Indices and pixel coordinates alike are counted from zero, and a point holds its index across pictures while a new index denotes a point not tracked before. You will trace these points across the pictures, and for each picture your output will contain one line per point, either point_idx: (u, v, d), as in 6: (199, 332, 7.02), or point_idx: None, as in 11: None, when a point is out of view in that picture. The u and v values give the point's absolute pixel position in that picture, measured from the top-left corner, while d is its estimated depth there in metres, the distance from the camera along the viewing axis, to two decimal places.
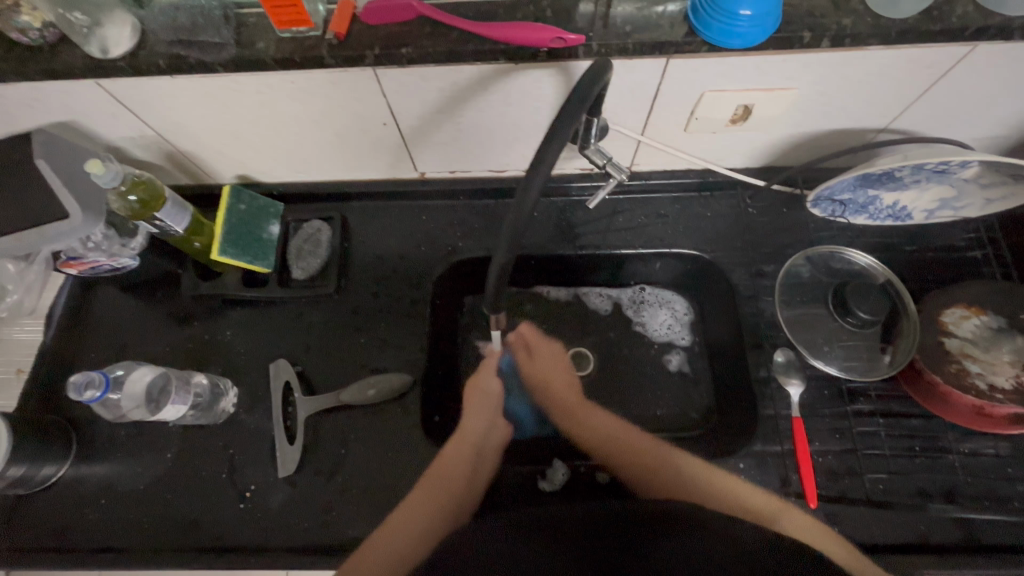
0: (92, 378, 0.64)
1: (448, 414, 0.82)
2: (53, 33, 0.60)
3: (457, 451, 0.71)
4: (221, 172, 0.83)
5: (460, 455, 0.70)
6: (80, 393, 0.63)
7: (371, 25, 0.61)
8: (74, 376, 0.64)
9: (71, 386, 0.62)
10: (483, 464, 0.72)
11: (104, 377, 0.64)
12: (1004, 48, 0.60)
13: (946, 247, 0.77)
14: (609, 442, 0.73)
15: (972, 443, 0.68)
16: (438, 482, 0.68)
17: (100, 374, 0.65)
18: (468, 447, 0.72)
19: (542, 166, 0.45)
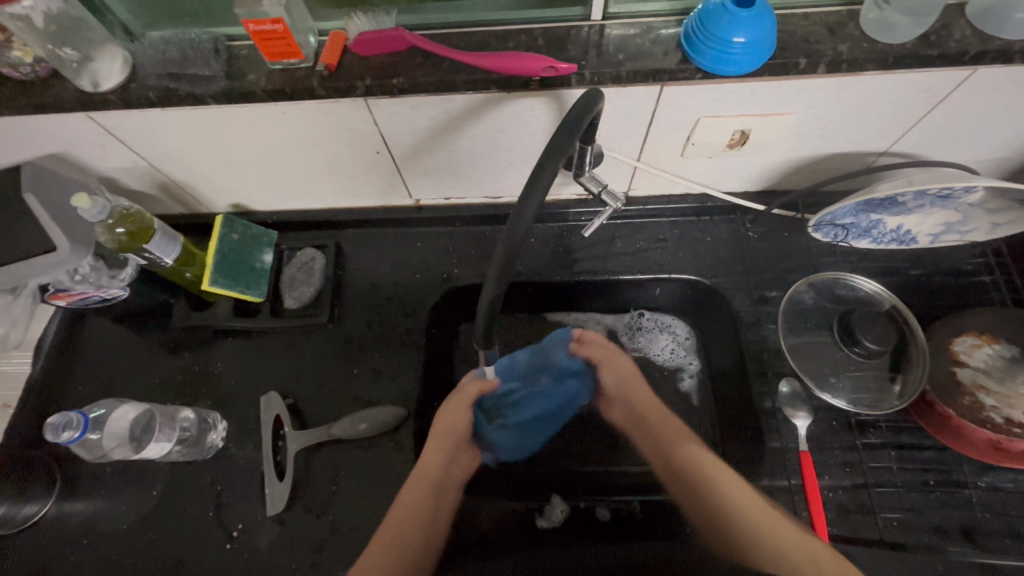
0: (70, 418, 0.62)
1: None
2: (44, 68, 0.60)
3: (414, 487, 0.67)
4: (214, 201, 0.83)
5: (419, 493, 0.67)
6: (58, 433, 0.61)
7: (363, 56, 0.61)
8: (51, 416, 0.62)
9: (48, 428, 0.60)
10: (441, 501, 0.69)
11: (83, 417, 0.62)
12: (1005, 71, 0.59)
13: (953, 272, 0.75)
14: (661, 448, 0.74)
15: (991, 477, 0.65)
16: (403, 522, 0.65)
17: (79, 413, 0.63)
18: (429, 484, 0.68)
19: (533, 194, 0.44)
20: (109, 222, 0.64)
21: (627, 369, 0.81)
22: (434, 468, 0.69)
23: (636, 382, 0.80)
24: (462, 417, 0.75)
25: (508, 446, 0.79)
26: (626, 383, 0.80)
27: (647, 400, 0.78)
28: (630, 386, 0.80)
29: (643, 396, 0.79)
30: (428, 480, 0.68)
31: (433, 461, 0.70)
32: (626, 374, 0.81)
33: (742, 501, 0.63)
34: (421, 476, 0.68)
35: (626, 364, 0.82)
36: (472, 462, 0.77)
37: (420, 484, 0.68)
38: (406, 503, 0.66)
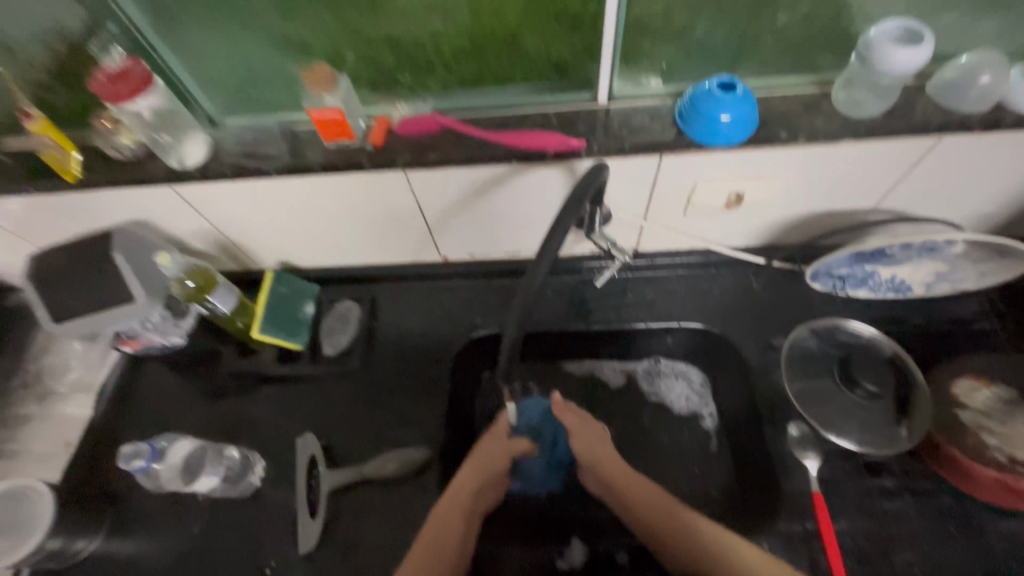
0: (138, 448, 0.71)
1: None
2: (142, 149, 0.73)
3: (444, 516, 0.67)
4: (265, 259, 0.93)
5: (449, 522, 0.67)
6: (128, 462, 0.70)
7: (405, 136, 0.72)
8: (124, 446, 0.71)
9: (121, 456, 0.70)
10: (471, 527, 0.69)
11: (149, 448, 0.72)
12: (969, 139, 0.66)
13: (954, 319, 0.78)
14: (641, 509, 0.69)
15: (1012, 523, 0.65)
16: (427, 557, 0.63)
17: (147, 444, 0.72)
18: (460, 513, 0.68)
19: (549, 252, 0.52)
20: (183, 276, 0.74)
21: (597, 439, 0.76)
22: (464, 496, 0.70)
23: (606, 450, 0.75)
24: (495, 454, 0.75)
25: (534, 471, 0.81)
26: (594, 454, 0.75)
27: (612, 471, 0.73)
28: (600, 456, 0.75)
29: (614, 465, 0.74)
30: (455, 506, 0.69)
31: (463, 490, 0.70)
32: (600, 444, 0.76)
33: (729, 540, 0.63)
34: (451, 504, 0.69)
35: (598, 434, 0.77)
36: (493, 497, 0.76)
37: (453, 507, 0.68)
38: (428, 539, 0.65)
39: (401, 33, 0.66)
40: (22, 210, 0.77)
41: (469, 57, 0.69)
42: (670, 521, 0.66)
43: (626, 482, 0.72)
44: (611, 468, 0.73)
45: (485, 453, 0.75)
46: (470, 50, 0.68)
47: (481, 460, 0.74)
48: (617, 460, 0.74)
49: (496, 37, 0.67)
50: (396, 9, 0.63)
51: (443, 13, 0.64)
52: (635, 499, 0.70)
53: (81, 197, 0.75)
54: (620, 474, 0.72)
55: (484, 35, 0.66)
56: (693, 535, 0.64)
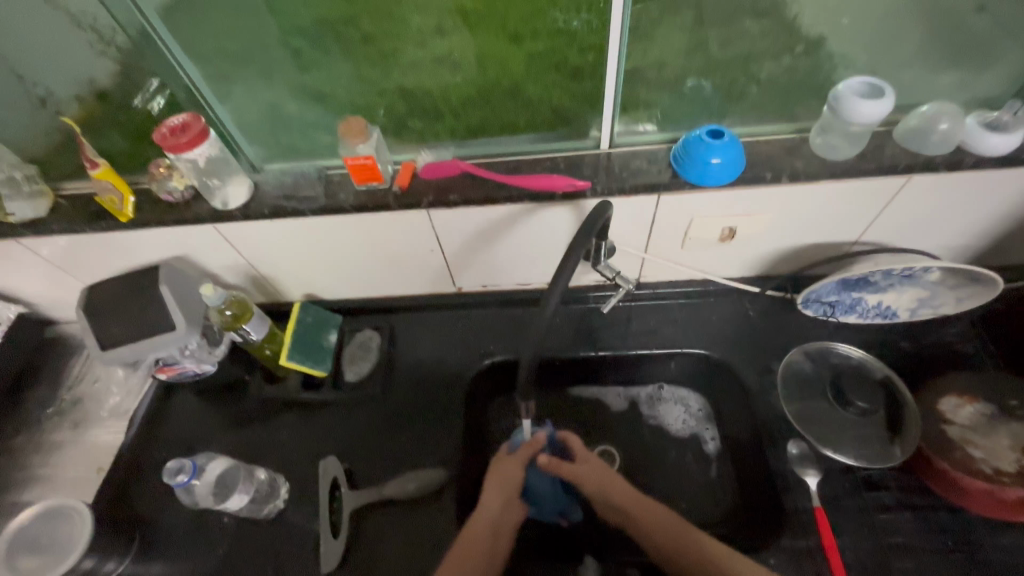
0: (183, 465, 0.74)
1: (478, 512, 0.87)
2: (190, 192, 0.81)
3: (474, 533, 0.71)
4: (291, 291, 0.99)
5: (477, 539, 0.71)
6: (172, 477, 0.73)
7: (429, 179, 0.80)
8: (170, 461, 0.74)
9: (166, 471, 0.73)
10: (500, 547, 0.72)
11: (193, 464, 0.75)
12: (935, 178, 0.73)
13: (938, 342, 0.84)
14: (649, 532, 0.72)
15: (1005, 536, 0.68)
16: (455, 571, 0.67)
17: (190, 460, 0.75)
18: (487, 529, 0.73)
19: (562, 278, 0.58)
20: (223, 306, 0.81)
21: (601, 474, 0.79)
22: (489, 512, 0.74)
23: (607, 477, 0.78)
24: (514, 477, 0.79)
25: (547, 498, 0.83)
26: (604, 482, 0.78)
27: (619, 495, 0.76)
28: (610, 483, 0.78)
29: (622, 492, 0.76)
30: (485, 522, 0.73)
31: (489, 508, 0.75)
32: (601, 472, 0.79)
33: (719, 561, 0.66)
34: (479, 522, 0.73)
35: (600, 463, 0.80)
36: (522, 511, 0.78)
37: (477, 526, 0.72)
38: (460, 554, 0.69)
39: (428, 85, 0.79)
40: (75, 247, 0.84)
41: (486, 101, 0.80)
42: (675, 546, 0.69)
43: (636, 508, 0.74)
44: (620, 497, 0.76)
45: (505, 476, 0.79)
46: (477, 97, 0.80)
47: (501, 479, 0.79)
48: (623, 489, 0.77)
49: (501, 86, 0.79)
50: (406, 62, 0.77)
51: (452, 65, 0.77)
52: (643, 525, 0.72)
53: (131, 235, 0.83)
54: (631, 500, 0.75)
55: (490, 84, 0.79)
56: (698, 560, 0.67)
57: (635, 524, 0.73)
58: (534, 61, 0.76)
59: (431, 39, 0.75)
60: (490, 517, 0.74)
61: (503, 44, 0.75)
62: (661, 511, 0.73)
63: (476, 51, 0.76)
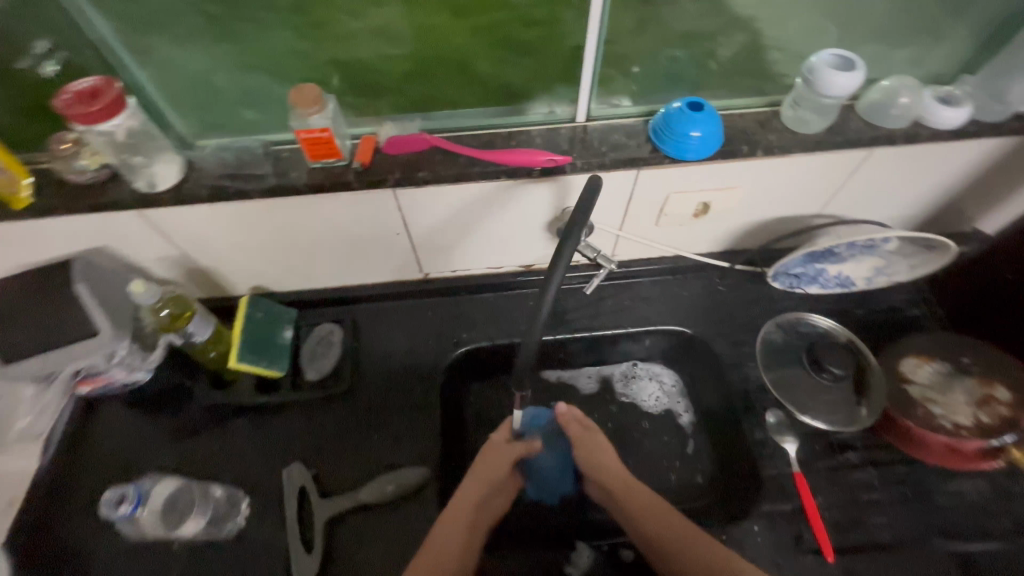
0: (125, 493, 0.67)
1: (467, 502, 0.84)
2: (105, 172, 0.68)
3: (456, 513, 0.69)
4: (236, 284, 0.88)
5: (459, 518, 0.69)
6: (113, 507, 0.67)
7: (392, 155, 0.73)
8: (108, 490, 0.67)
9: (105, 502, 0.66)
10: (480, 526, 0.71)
11: (136, 491, 0.68)
12: (892, 151, 0.77)
13: (890, 307, 0.89)
14: (637, 515, 0.71)
15: (956, 482, 0.74)
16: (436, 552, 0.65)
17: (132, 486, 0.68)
18: (470, 507, 0.71)
19: (564, 255, 0.53)
20: (157, 306, 0.70)
21: (603, 450, 0.78)
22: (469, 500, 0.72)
23: (605, 457, 0.78)
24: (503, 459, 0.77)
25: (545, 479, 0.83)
26: (596, 462, 0.77)
27: (611, 474, 0.76)
28: (603, 463, 0.77)
29: (614, 471, 0.76)
30: (465, 506, 0.71)
31: (473, 488, 0.73)
32: (602, 450, 0.78)
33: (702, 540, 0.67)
34: (463, 501, 0.71)
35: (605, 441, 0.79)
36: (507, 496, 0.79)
37: (452, 516, 0.69)
38: (442, 533, 0.67)
39: (369, 54, 0.68)
40: None
41: (439, 77, 0.71)
42: (658, 519, 0.70)
43: (628, 489, 0.74)
44: (614, 479, 0.75)
45: (497, 454, 0.77)
46: (425, 75, 0.70)
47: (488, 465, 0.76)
48: (618, 468, 0.76)
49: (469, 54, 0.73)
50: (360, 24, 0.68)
51: (383, 37, 0.66)
52: (631, 506, 0.72)
53: (31, 225, 0.69)
54: (624, 482, 0.75)
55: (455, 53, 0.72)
56: (683, 534, 0.68)
57: (626, 505, 0.73)
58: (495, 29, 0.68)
59: (365, 8, 0.63)
60: (473, 502, 0.72)
61: (444, 20, 0.64)
62: (647, 494, 0.73)
63: (413, 23, 0.65)
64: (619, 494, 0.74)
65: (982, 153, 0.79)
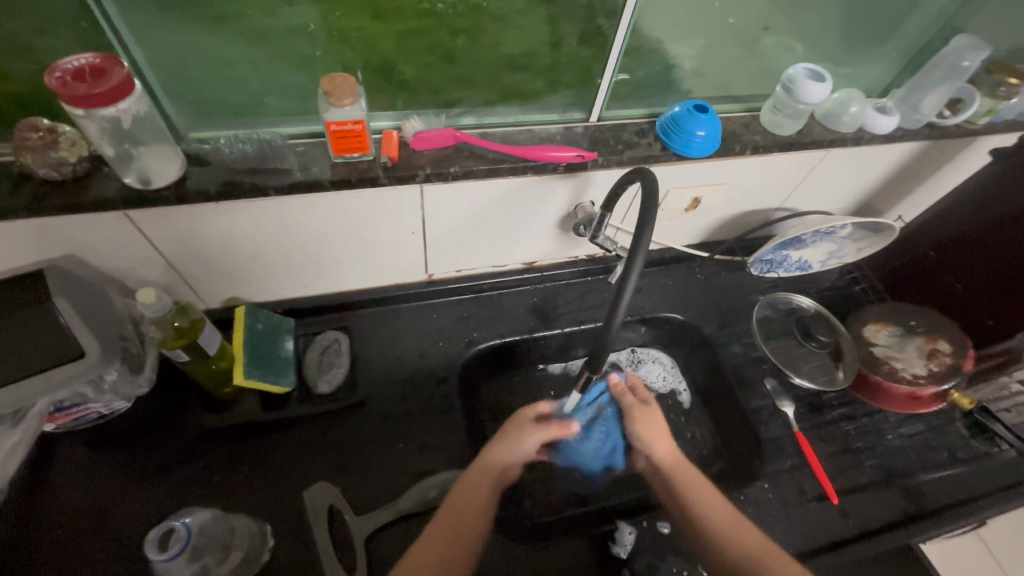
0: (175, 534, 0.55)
1: (517, 497, 0.84)
2: (85, 166, 0.59)
3: (467, 504, 0.68)
4: (222, 295, 0.79)
5: (471, 513, 0.67)
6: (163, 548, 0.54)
7: (419, 151, 0.70)
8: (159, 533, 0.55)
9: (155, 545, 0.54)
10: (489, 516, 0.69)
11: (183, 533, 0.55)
12: (845, 151, 0.90)
13: (835, 286, 1.05)
14: (688, 492, 0.73)
15: (910, 427, 0.88)
16: (449, 544, 0.64)
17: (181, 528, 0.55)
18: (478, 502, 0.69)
19: (641, 244, 0.57)
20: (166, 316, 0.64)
21: (659, 427, 0.78)
22: (480, 500, 0.69)
23: (650, 432, 0.78)
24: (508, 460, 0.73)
25: (592, 454, 0.86)
26: (651, 439, 0.78)
27: (664, 451, 0.77)
28: (654, 442, 0.78)
29: (665, 449, 0.77)
30: (479, 505, 0.68)
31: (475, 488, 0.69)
32: (653, 426, 0.79)
33: (733, 528, 0.69)
34: (473, 497, 0.69)
35: (656, 418, 0.80)
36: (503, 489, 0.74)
37: (465, 519, 0.66)
38: (452, 525, 0.65)
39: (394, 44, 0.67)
40: None
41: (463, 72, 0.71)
42: (705, 496, 0.72)
43: (678, 471, 0.75)
44: (670, 460, 0.76)
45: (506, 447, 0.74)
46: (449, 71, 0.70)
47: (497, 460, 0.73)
48: (671, 448, 0.78)
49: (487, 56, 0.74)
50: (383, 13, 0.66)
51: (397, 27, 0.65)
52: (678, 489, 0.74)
53: None
54: (674, 464, 0.76)
55: (475, 53, 0.73)
56: (723, 517, 0.70)
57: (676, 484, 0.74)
58: (504, 34, 0.72)
59: None
60: (480, 502, 0.69)
61: None
62: (691, 472, 0.75)
63: None
64: (672, 473, 0.76)
65: (905, 154, 0.96)
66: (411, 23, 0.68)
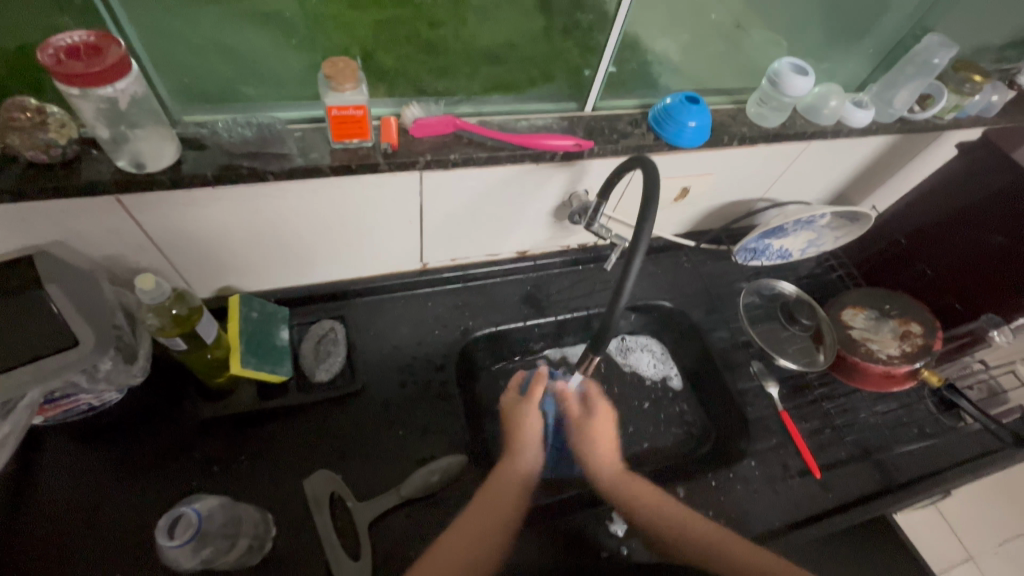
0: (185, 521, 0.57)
1: None
2: (75, 149, 0.57)
3: (500, 490, 0.75)
4: (213, 283, 0.78)
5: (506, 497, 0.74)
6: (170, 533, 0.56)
7: (418, 137, 0.70)
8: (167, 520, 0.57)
9: (164, 529, 0.56)
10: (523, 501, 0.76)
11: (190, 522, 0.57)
12: (824, 143, 0.94)
13: (813, 274, 1.10)
14: (635, 494, 0.77)
15: (883, 405, 0.93)
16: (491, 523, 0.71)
17: (189, 517, 0.57)
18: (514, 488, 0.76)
19: (645, 228, 0.60)
20: (164, 303, 0.63)
21: (608, 434, 0.86)
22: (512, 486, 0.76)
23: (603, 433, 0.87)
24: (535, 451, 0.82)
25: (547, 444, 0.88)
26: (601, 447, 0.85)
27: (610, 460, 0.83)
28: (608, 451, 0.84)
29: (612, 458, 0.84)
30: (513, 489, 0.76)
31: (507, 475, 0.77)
32: (604, 434, 0.86)
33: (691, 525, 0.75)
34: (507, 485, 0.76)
35: (611, 424, 0.87)
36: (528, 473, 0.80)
37: (504, 512, 0.73)
38: (493, 507, 0.73)
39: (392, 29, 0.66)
40: None
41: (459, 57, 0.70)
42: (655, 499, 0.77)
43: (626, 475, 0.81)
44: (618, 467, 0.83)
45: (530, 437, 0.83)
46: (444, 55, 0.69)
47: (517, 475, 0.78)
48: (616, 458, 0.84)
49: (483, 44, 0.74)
50: None
51: None
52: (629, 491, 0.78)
53: None
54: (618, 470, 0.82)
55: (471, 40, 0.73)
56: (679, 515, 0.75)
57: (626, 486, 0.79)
58: None
59: None
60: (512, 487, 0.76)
61: None
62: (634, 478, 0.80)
63: None
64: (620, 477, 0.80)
65: (879, 147, 1.00)
66: (389, 13, 0.71)
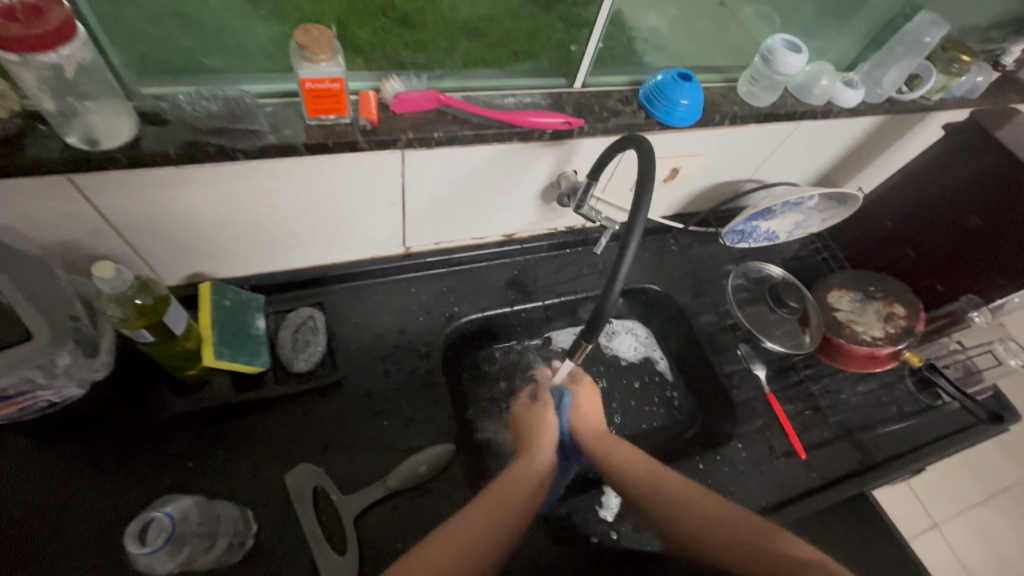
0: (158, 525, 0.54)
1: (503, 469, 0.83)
2: (17, 124, 0.52)
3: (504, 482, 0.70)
4: (181, 270, 0.73)
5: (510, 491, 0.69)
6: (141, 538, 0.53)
7: (399, 113, 0.66)
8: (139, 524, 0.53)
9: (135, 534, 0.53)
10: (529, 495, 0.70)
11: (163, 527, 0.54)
12: (814, 124, 0.93)
13: (798, 256, 1.10)
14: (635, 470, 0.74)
15: (864, 385, 0.95)
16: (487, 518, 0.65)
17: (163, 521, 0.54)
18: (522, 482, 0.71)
19: (640, 212, 0.58)
20: (128, 293, 0.59)
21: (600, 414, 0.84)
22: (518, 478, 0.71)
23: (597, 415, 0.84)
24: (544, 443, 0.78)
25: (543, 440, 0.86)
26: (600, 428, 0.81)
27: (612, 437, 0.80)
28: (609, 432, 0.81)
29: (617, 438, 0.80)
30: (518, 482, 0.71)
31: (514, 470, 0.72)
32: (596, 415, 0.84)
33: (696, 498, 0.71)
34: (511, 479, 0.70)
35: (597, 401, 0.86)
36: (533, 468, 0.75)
37: (505, 504, 0.67)
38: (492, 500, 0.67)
39: None
40: None
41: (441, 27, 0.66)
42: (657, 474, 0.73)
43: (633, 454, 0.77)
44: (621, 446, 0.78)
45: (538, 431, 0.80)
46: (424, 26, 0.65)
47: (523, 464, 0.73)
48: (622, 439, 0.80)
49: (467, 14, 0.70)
50: None
51: None
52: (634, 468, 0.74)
53: None
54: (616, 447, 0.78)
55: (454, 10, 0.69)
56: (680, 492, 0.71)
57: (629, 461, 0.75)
58: None
59: None
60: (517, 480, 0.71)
61: None
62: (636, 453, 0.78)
63: None
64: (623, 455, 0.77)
65: (866, 129, 1.00)
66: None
